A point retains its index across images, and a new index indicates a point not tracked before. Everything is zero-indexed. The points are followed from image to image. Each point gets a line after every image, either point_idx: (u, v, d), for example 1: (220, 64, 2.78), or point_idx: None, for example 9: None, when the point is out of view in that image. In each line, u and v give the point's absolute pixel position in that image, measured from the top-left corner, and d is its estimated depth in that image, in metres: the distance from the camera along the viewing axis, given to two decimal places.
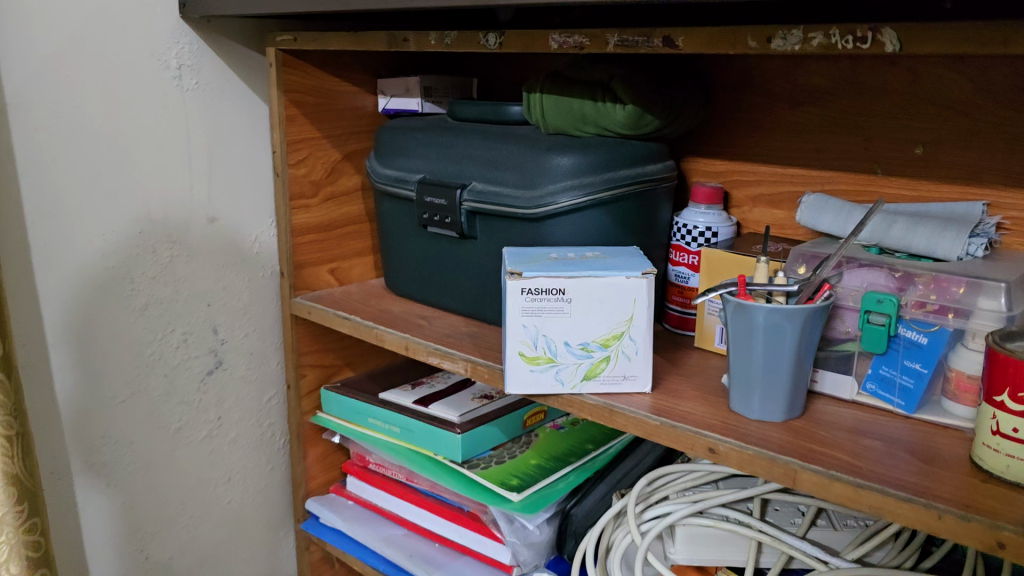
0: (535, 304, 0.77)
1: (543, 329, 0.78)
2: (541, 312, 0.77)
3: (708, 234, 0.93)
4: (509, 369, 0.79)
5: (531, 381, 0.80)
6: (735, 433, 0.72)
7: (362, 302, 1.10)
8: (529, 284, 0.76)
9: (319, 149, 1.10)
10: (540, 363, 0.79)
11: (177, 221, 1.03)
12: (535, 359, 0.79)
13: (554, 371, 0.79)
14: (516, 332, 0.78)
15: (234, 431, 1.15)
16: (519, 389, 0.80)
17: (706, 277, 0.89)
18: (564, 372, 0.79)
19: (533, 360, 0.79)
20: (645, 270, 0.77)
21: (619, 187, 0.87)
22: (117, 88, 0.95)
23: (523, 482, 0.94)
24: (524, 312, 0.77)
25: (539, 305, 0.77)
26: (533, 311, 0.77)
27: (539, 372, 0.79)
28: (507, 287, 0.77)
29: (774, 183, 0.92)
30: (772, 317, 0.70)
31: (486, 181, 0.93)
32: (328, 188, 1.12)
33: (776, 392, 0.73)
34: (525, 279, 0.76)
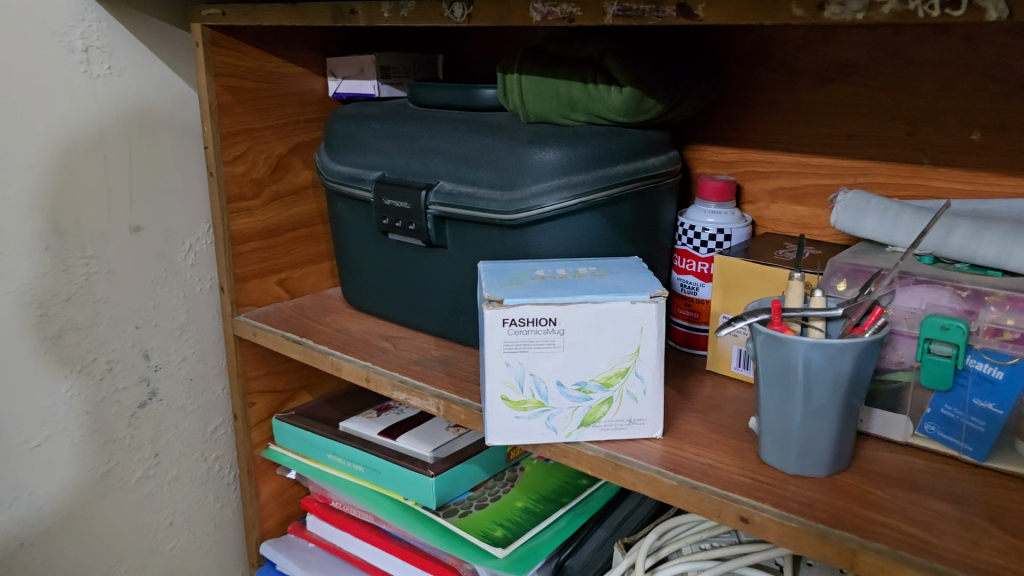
0: (519, 338, 0.63)
1: (530, 368, 0.64)
2: (528, 348, 0.63)
3: (720, 237, 0.79)
4: (490, 416, 0.65)
5: (518, 429, 0.66)
6: (771, 497, 0.58)
7: (317, 319, 0.95)
8: (513, 314, 0.62)
9: (260, 142, 0.94)
10: (527, 408, 0.65)
11: (93, 232, 0.87)
12: (522, 403, 0.65)
13: (545, 418, 0.65)
14: (497, 373, 0.64)
15: (175, 468, 1.00)
16: (503, 439, 0.66)
17: (721, 291, 0.75)
18: (557, 417, 0.65)
19: (519, 405, 0.65)
20: (654, 293, 0.62)
21: (615, 185, 0.73)
22: (7, 77, 0.78)
23: (508, 533, 0.80)
24: (507, 348, 0.63)
25: (525, 339, 0.63)
26: (518, 346, 0.63)
27: (527, 419, 0.65)
28: (485, 318, 0.62)
29: (796, 174, 0.79)
30: (815, 351, 0.57)
31: (456, 180, 0.78)
32: (273, 186, 0.97)
33: (819, 442, 0.60)
34: (507, 308, 0.62)
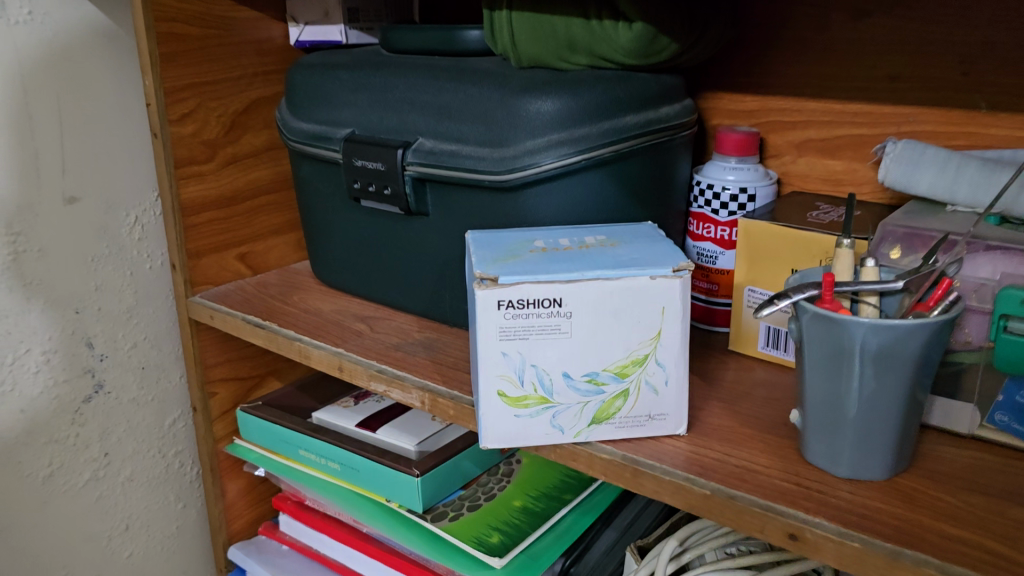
0: (517, 322, 0.53)
1: (532, 358, 0.54)
2: (528, 334, 0.53)
3: (742, 198, 0.68)
4: (484, 416, 0.55)
5: (517, 429, 0.56)
6: (823, 508, 0.49)
7: (282, 298, 0.84)
8: (510, 294, 0.52)
9: (211, 98, 0.83)
10: (528, 404, 0.55)
11: (19, 205, 0.76)
12: (522, 399, 0.55)
13: (549, 415, 0.55)
14: (492, 364, 0.54)
15: (129, 468, 0.90)
16: (500, 441, 0.56)
17: (747, 259, 0.65)
18: (564, 414, 0.55)
19: (518, 402, 0.55)
20: (678, 266, 0.53)
21: (624, 139, 0.63)
22: None
23: (506, 539, 0.70)
24: (503, 335, 0.53)
25: (525, 324, 0.53)
26: (516, 332, 0.53)
27: (528, 418, 0.55)
28: (477, 300, 0.52)
29: (828, 124, 0.68)
30: (876, 334, 0.47)
31: (437, 136, 0.67)
32: (228, 149, 0.85)
33: (876, 440, 0.50)
34: (503, 287, 0.52)
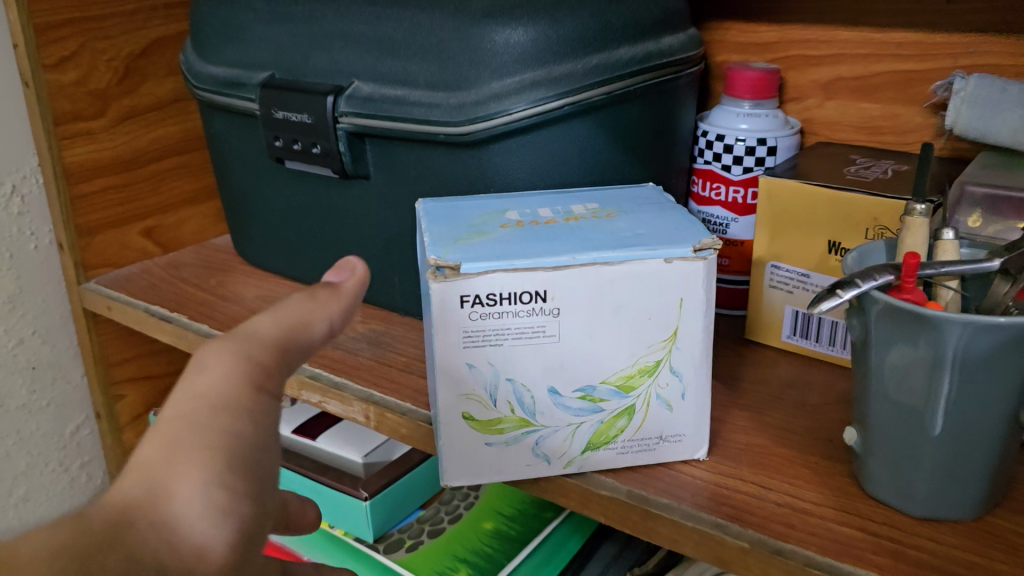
0: (488, 324, 0.39)
1: (507, 370, 0.41)
2: (503, 338, 0.40)
3: (760, 151, 0.55)
4: (446, 446, 0.42)
5: (488, 461, 0.43)
6: (900, 567, 0.37)
7: (198, 281, 0.70)
8: (475, 287, 0.38)
9: (100, 37, 0.67)
10: (503, 430, 0.42)
11: None
12: (494, 423, 0.42)
13: (531, 443, 0.42)
14: (454, 380, 0.41)
15: (22, 485, 0.76)
16: (467, 478, 0.43)
17: (770, 228, 0.52)
18: (549, 441, 0.42)
19: (490, 427, 0.42)
20: (701, 244, 0.39)
21: (617, 76, 0.49)
22: None
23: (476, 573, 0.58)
24: (467, 340, 0.40)
25: (497, 326, 0.40)
26: (485, 337, 0.40)
27: (503, 447, 0.42)
28: (432, 295, 0.39)
29: (864, 58, 0.55)
30: (978, 335, 0.35)
31: (377, 77, 0.52)
32: (124, 100, 0.69)
33: (966, 472, 0.38)
34: (467, 278, 0.38)
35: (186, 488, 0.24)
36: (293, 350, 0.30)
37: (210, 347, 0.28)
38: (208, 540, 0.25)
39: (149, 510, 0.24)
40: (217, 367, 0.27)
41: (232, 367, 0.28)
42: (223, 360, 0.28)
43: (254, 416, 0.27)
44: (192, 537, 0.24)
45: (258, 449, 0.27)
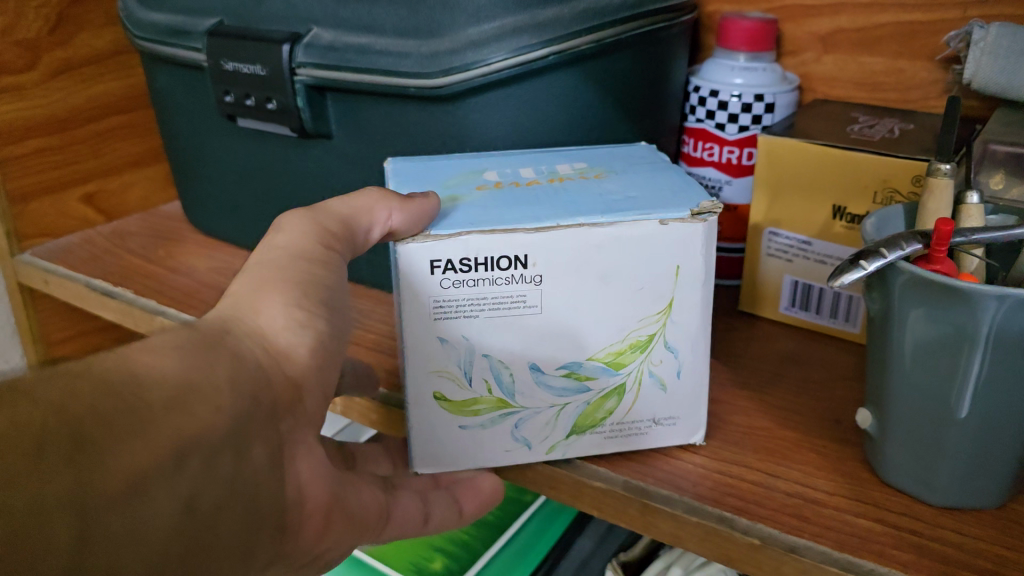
0: (461, 293, 0.35)
1: (482, 345, 0.36)
2: (479, 308, 0.36)
3: (758, 108, 0.51)
4: (414, 430, 0.38)
5: (460, 447, 0.38)
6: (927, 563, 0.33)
7: (144, 251, 0.64)
8: (446, 251, 0.34)
9: None
10: (478, 412, 0.38)
11: None
12: (469, 405, 0.37)
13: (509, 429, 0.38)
14: (423, 357, 0.36)
15: None
16: (438, 466, 0.39)
17: (769, 190, 0.48)
18: (531, 424, 0.38)
19: (464, 409, 0.37)
20: (701, 207, 0.35)
21: (607, 23, 0.45)
22: None
23: (449, 566, 0.55)
24: (438, 310, 0.35)
25: (472, 294, 0.35)
26: (458, 307, 0.35)
27: (480, 430, 0.38)
28: (399, 255, 0.34)
29: (867, 9, 0.51)
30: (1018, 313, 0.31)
31: (338, 24, 0.47)
32: (56, 52, 0.63)
33: (995, 461, 0.35)
34: (436, 240, 0.34)
35: (272, 308, 0.30)
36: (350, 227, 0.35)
37: (290, 213, 0.35)
38: (295, 346, 0.30)
39: (241, 323, 0.29)
40: (293, 227, 0.34)
41: (302, 229, 0.34)
42: (299, 223, 0.34)
43: (324, 264, 0.33)
44: (281, 346, 0.30)
45: (330, 288, 0.33)
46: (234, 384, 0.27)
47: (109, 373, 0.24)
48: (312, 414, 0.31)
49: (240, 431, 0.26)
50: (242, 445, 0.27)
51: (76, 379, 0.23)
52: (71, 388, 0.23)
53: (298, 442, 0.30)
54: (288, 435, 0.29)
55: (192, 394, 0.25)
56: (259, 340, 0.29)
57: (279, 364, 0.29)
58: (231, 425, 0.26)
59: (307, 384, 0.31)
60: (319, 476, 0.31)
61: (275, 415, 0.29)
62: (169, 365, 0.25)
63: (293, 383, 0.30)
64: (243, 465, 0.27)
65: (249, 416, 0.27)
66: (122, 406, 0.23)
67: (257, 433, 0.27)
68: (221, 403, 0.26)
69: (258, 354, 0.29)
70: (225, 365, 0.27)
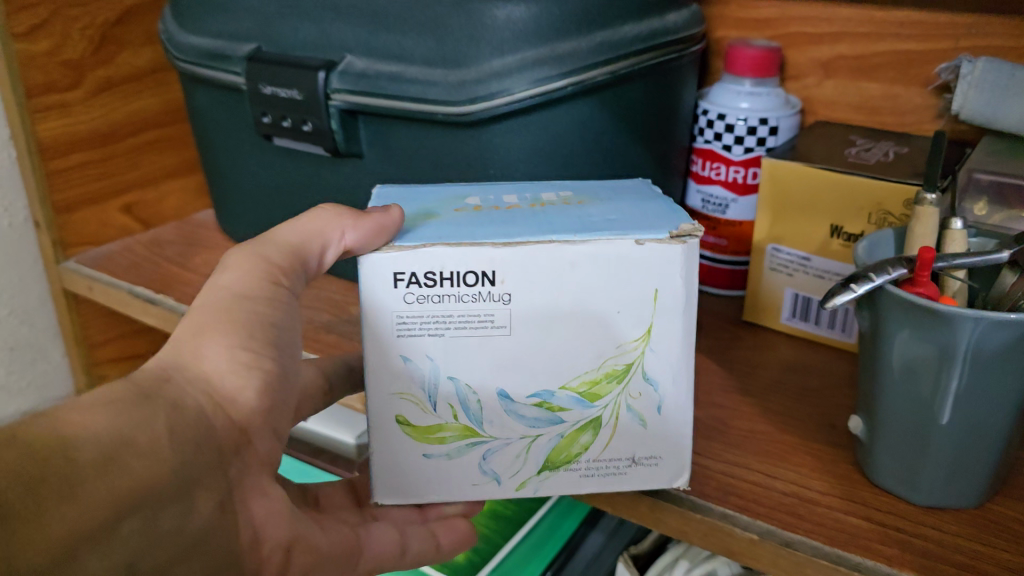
0: (427, 310, 0.36)
1: (449, 368, 0.37)
2: (447, 327, 0.36)
3: (762, 130, 0.54)
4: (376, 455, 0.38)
5: (428, 476, 0.39)
6: (911, 555, 0.37)
7: (181, 259, 0.68)
8: (410, 263, 0.35)
9: (72, 4, 0.64)
10: (444, 439, 0.38)
11: None
12: (434, 432, 0.38)
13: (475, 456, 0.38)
14: (387, 376, 0.37)
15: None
16: (401, 497, 0.39)
17: (771, 208, 0.52)
18: (500, 456, 0.38)
19: (429, 436, 0.38)
20: (680, 229, 0.35)
21: (622, 55, 0.48)
22: None
23: (472, 559, 0.59)
24: (402, 327, 0.36)
25: (435, 311, 0.36)
26: (421, 325, 0.36)
27: (444, 460, 0.38)
28: (366, 266, 0.35)
29: (865, 37, 0.55)
30: (991, 334, 0.34)
31: (371, 52, 0.51)
32: (99, 70, 0.67)
33: (973, 465, 0.38)
34: (400, 252, 0.35)
35: (216, 350, 0.34)
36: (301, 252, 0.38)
37: (235, 252, 0.37)
38: (240, 390, 0.34)
39: (186, 372, 0.34)
40: (237, 264, 0.37)
41: (244, 266, 0.37)
42: (242, 260, 0.37)
43: (273, 301, 0.37)
44: (227, 391, 0.34)
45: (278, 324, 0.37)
46: (173, 440, 0.31)
47: (53, 436, 0.28)
48: (263, 454, 0.36)
49: (177, 482, 0.31)
50: (183, 494, 0.32)
51: (15, 442, 0.27)
52: (10, 453, 0.27)
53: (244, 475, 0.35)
54: (236, 474, 0.35)
55: (128, 452, 0.30)
56: (201, 386, 0.34)
57: (222, 408, 0.34)
58: (171, 477, 0.31)
59: (252, 422, 0.35)
60: (271, 511, 0.36)
61: (221, 458, 0.34)
62: (108, 424, 0.30)
63: (237, 425, 0.34)
64: (186, 511, 0.32)
65: (192, 465, 0.32)
66: (60, 472, 0.28)
67: (201, 480, 0.33)
68: (160, 457, 0.31)
69: (201, 400, 0.33)
70: (165, 418, 0.31)
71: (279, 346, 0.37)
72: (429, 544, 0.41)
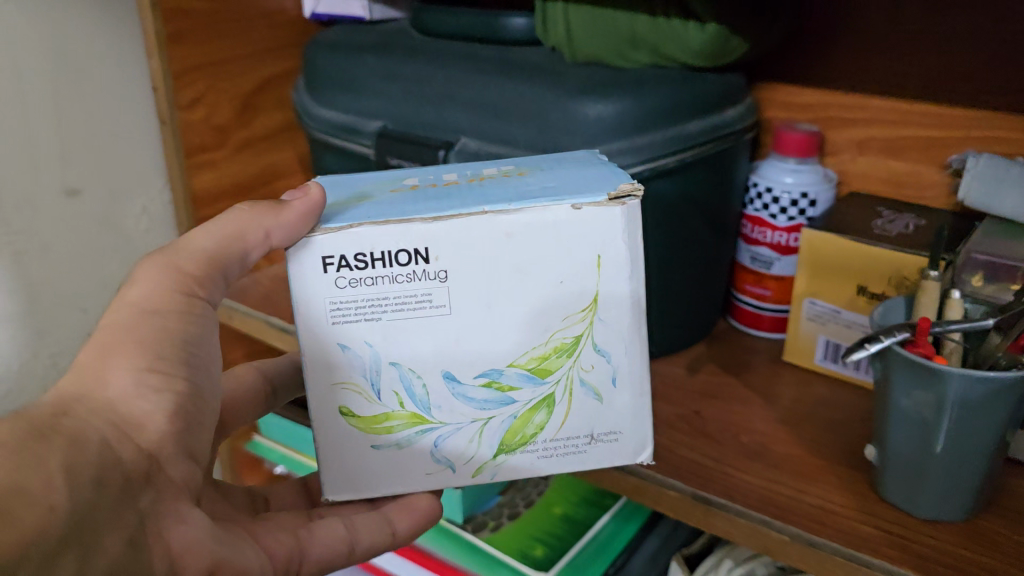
0: (363, 294, 0.41)
1: (400, 343, 0.42)
2: (385, 305, 0.41)
3: (803, 202, 0.65)
4: (326, 444, 0.45)
5: (378, 465, 0.46)
6: (909, 557, 0.47)
7: None
8: (340, 248, 0.40)
9: (222, 79, 0.77)
10: (393, 427, 0.45)
11: (19, 201, 0.73)
12: (382, 422, 0.44)
13: (427, 439, 0.45)
14: (333, 367, 0.43)
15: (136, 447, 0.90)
16: (350, 487, 0.46)
17: (807, 268, 0.63)
18: (448, 445, 0.45)
19: (377, 426, 0.44)
20: (619, 190, 0.40)
21: (687, 146, 0.59)
22: None
23: (550, 552, 0.70)
24: (343, 309, 0.41)
25: (371, 295, 0.41)
26: (358, 309, 0.41)
27: (394, 449, 0.45)
28: (297, 259, 0.40)
29: (891, 123, 0.65)
30: (973, 387, 0.45)
31: (483, 136, 0.62)
32: (241, 132, 0.80)
33: (961, 486, 0.48)
34: (331, 233, 0.40)
35: (119, 375, 0.39)
36: (223, 256, 0.44)
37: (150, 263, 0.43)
38: (146, 414, 0.39)
39: (89, 398, 0.38)
40: (151, 275, 0.43)
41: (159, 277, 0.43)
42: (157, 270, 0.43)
43: (185, 312, 0.43)
44: (134, 416, 0.38)
45: (188, 336, 0.42)
46: (67, 481, 0.34)
47: None
48: (178, 481, 0.40)
49: (76, 524, 0.33)
50: (91, 538, 0.34)
51: None
52: None
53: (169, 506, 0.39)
54: (150, 503, 0.38)
55: (15, 500, 0.31)
56: (105, 415, 0.38)
57: (126, 436, 0.38)
58: (65, 522, 0.33)
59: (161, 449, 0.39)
60: (196, 535, 0.39)
61: (125, 489, 0.36)
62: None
63: (144, 451, 0.38)
64: (89, 553, 0.34)
65: (91, 506, 0.34)
66: None
67: (103, 525, 0.35)
68: (52, 504, 0.32)
69: (102, 431, 0.37)
70: (59, 460, 0.34)
71: (190, 362, 0.42)
72: (381, 532, 0.47)
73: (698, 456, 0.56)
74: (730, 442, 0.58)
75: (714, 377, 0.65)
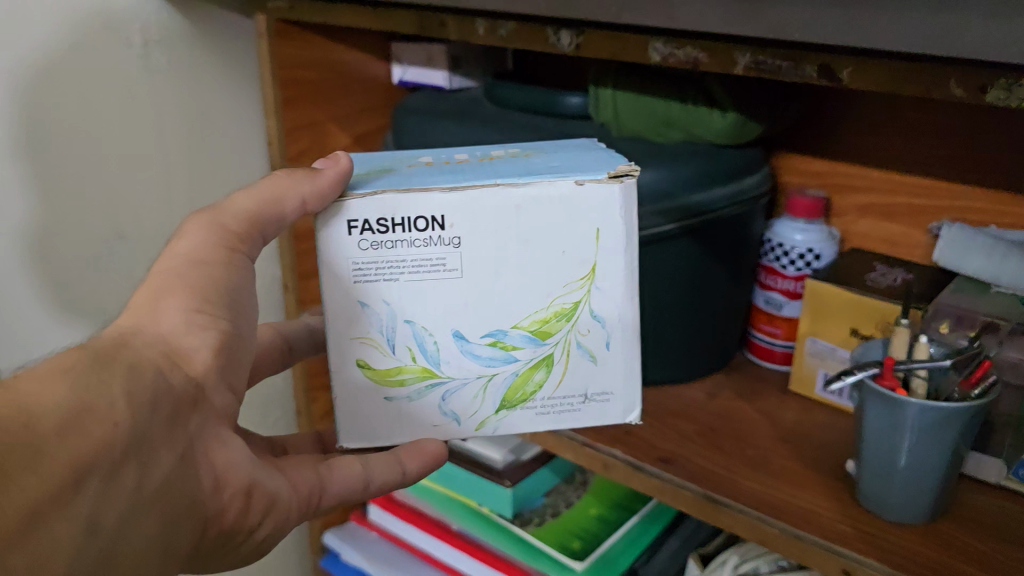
0: (383, 256, 0.53)
1: (419, 310, 0.55)
2: (400, 269, 0.53)
3: (809, 256, 0.77)
4: (346, 391, 0.57)
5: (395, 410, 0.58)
6: (875, 549, 0.59)
7: None
8: (364, 213, 0.52)
9: (323, 134, 0.91)
10: (406, 380, 0.57)
11: (156, 232, 0.89)
12: (395, 375, 0.57)
13: (434, 391, 0.58)
14: (353, 320, 0.55)
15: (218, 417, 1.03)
16: (366, 431, 0.59)
17: (810, 311, 0.75)
18: (455, 398, 0.58)
19: (391, 377, 0.57)
20: (618, 171, 0.53)
21: (712, 209, 0.72)
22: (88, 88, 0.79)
23: (586, 545, 0.83)
24: (366, 269, 0.53)
25: (392, 258, 0.53)
26: (379, 272, 0.53)
27: (407, 400, 0.58)
28: (328, 231, 0.52)
29: (887, 191, 0.77)
30: (927, 413, 0.56)
31: None
32: None
33: (921, 493, 0.60)
34: (360, 200, 0.51)
35: (170, 317, 0.47)
36: (263, 213, 0.53)
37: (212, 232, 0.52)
38: (193, 348, 0.47)
39: (145, 333, 0.46)
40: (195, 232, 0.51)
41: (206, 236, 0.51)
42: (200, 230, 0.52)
43: (227, 264, 0.51)
44: (181, 351, 0.47)
45: (231, 284, 0.51)
46: (128, 401, 0.41)
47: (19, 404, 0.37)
48: (218, 405, 0.49)
49: (135, 441, 0.41)
50: (146, 454, 0.42)
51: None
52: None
53: (206, 431, 0.47)
54: (197, 429, 0.46)
55: (83, 415, 0.38)
56: (157, 346, 0.46)
57: (179, 367, 0.46)
58: (125, 437, 0.40)
59: (204, 379, 0.48)
60: (230, 460, 0.48)
61: (175, 414, 0.44)
62: (67, 393, 0.38)
63: (191, 379, 0.46)
64: (146, 465, 0.41)
65: (147, 423, 0.42)
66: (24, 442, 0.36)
67: (157, 443, 0.42)
68: (115, 421, 0.40)
69: (156, 360, 0.45)
70: (119, 385, 0.41)
71: (233, 311, 0.51)
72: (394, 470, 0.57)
73: (711, 465, 0.68)
74: (738, 455, 0.69)
75: (730, 403, 0.77)
